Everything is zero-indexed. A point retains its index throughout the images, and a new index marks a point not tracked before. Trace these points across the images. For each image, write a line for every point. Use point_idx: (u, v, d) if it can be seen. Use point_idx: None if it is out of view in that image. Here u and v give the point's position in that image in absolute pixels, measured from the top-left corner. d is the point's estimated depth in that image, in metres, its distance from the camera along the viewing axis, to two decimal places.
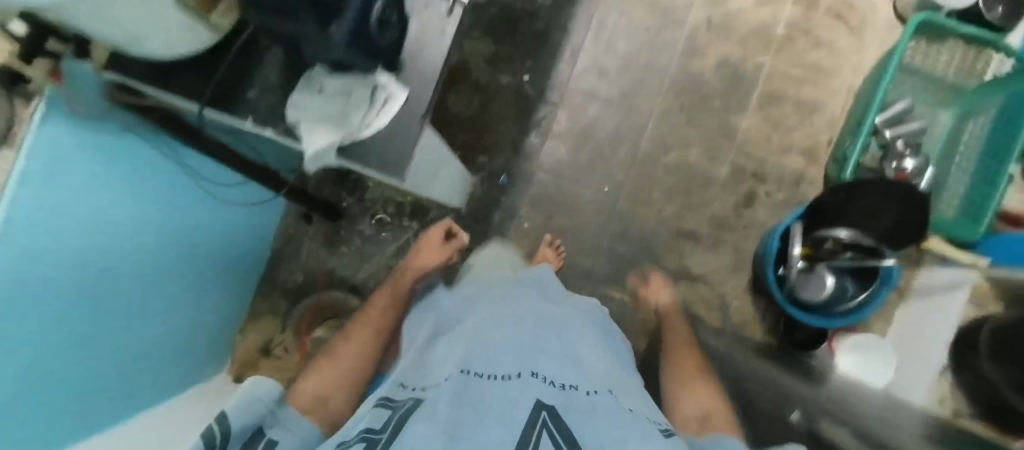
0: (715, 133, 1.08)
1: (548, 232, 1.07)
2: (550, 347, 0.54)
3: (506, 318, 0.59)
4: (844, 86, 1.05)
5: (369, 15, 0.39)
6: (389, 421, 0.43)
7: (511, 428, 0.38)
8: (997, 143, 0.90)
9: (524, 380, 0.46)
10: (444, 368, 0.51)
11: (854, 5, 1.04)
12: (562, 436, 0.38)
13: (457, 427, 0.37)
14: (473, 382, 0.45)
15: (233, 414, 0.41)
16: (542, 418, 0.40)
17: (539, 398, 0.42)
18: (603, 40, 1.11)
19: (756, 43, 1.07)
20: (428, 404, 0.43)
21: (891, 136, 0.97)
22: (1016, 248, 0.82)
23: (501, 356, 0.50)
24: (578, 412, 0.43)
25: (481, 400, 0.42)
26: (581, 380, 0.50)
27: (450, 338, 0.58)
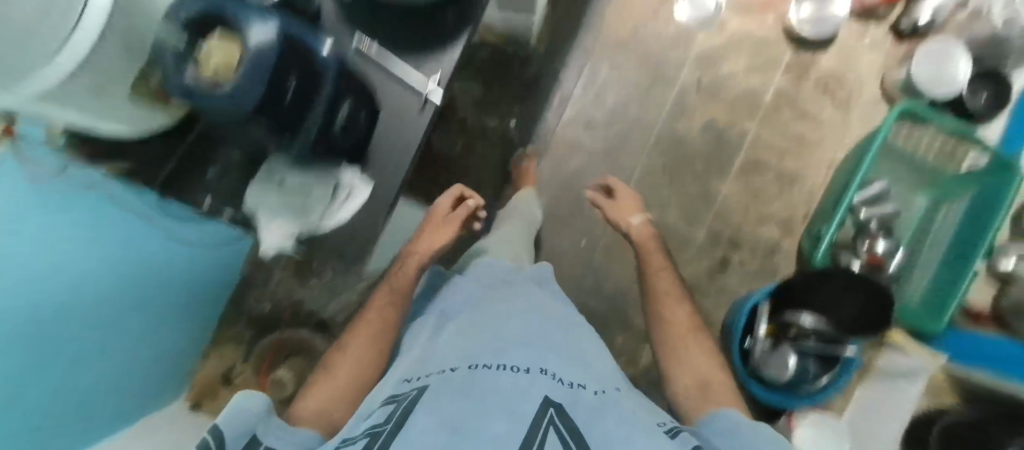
0: (696, 196, 1.10)
1: None
2: (556, 344, 0.56)
3: (515, 312, 0.61)
4: (825, 160, 1.08)
5: (331, 120, 0.44)
6: (394, 413, 0.44)
7: (519, 423, 0.40)
8: (966, 236, 0.97)
9: (532, 374, 0.48)
10: (451, 355, 0.53)
11: (842, 81, 1.07)
12: (567, 432, 0.41)
13: (462, 421, 0.40)
14: (481, 374, 0.47)
15: (225, 425, 0.41)
16: (548, 415, 0.42)
17: (547, 394, 0.44)
18: (593, 90, 1.11)
19: (743, 108, 1.09)
20: (436, 392, 0.45)
21: (866, 216, 1.05)
22: (976, 348, 0.91)
23: (512, 349, 0.52)
24: (585, 410, 0.45)
25: (487, 394, 0.44)
26: (590, 380, 0.51)
27: (455, 328, 0.60)
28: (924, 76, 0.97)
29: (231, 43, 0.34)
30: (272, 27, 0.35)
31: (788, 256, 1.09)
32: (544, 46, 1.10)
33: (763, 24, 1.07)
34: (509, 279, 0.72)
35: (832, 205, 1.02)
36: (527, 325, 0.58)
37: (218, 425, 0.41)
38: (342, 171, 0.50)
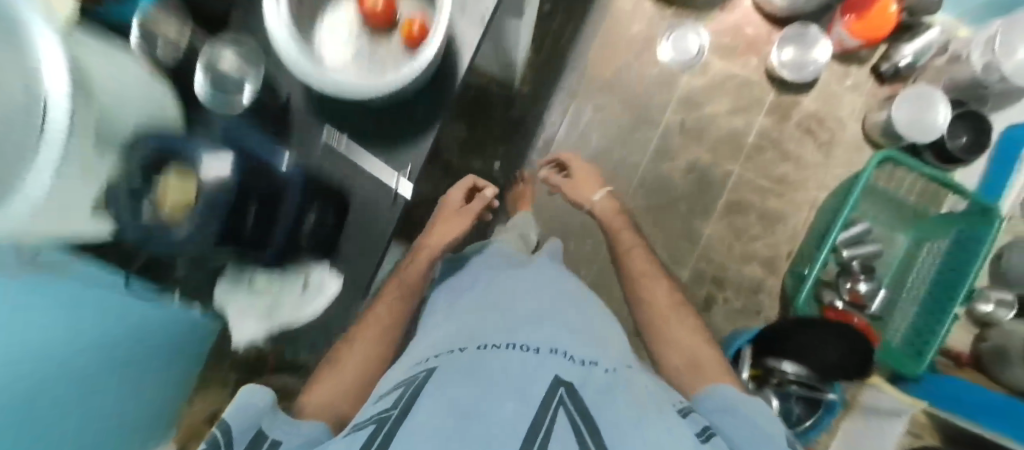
0: (680, 235, 1.10)
1: None
2: (567, 323, 0.54)
3: (522, 295, 0.59)
4: (807, 200, 1.09)
5: (298, 225, 0.48)
6: (402, 397, 0.42)
7: (528, 406, 0.38)
8: (945, 278, 0.97)
9: (541, 355, 0.46)
10: (462, 337, 0.51)
11: (824, 122, 1.08)
12: (577, 413, 0.39)
13: (471, 409, 0.38)
14: (489, 356, 0.46)
15: (231, 419, 0.42)
16: (558, 395, 0.40)
17: (556, 375, 0.43)
18: (577, 131, 1.12)
19: (726, 150, 1.10)
20: (446, 374, 0.44)
21: (848, 256, 1.04)
22: (951, 393, 0.90)
23: (519, 332, 0.50)
24: (595, 390, 0.42)
25: (496, 378, 0.42)
26: (602, 356, 0.49)
27: (464, 312, 0.59)
28: (903, 121, 0.98)
29: (185, 181, 0.39)
30: (221, 157, 0.40)
31: (772, 294, 1.09)
32: (528, 88, 1.12)
33: (745, 67, 1.09)
34: (517, 262, 0.71)
35: (814, 245, 1.02)
36: (536, 305, 0.56)
37: (225, 420, 0.42)
38: (312, 269, 0.51)
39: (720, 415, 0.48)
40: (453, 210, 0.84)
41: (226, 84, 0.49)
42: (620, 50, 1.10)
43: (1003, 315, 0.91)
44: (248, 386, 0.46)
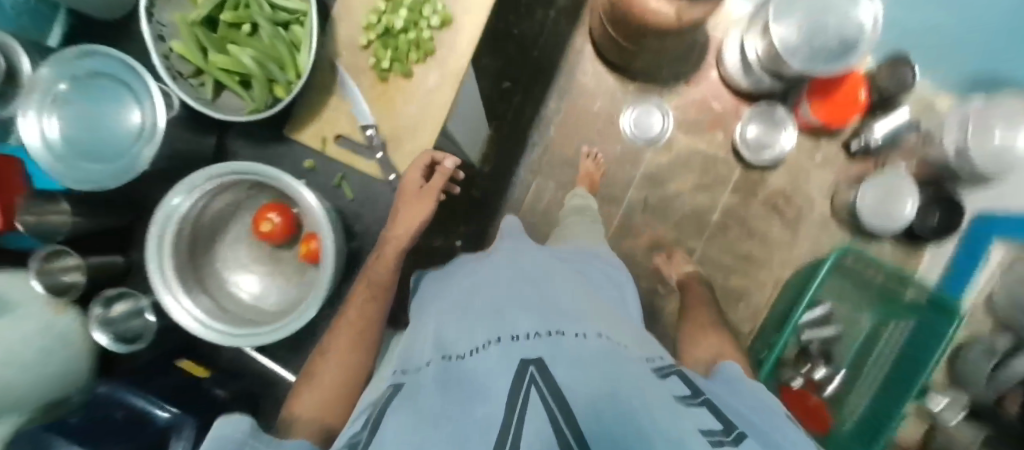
0: (643, 313, 1.09)
1: None
2: (533, 295, 0.44)
3: (484, 282, 0.49)
4: (771, 278, 1.07)
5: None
6: (367, 422, 0.32)
7: (493, 403, 0.27)
8: (905, 368, 0.92)
9: (503, 342, 0.35)
10: (423, 350, 0.42)
11: (791, 198, 1.05)
12: (553, 388, 0.27)
13: (441, 420, 0.27)
14: (452, 365, 0.35)
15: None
16: (529, 374, 0.29)
17: (522, 357, 0.31)
18: (539, 209, 1.09)
19: (689, 227, 1.07)
20: (408, 394, 0.33)
21: (807, 338, 1.01)
22: None
23: (478, 324, 0.40)
24: (570, 356, 0.31)
25: (468, 384, 0.31)
26: (566, 320, 0.38)
27: (431, 314, 0.50)
28: (868, 208, 0.95)
29: None
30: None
31: None
32: (490, 166, 1.09)
33: (710, 143, 1.06)
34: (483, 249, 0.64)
35: (774, 332, 1.01)
36: (500, 287, 0.46)
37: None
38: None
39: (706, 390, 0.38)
40: (411, 188, 0.57)
41: (121, 327, 0.81)
42: (583, 126, 1.08)
43: (948, 420, 0.86)
44: (222, 418, 0.33)
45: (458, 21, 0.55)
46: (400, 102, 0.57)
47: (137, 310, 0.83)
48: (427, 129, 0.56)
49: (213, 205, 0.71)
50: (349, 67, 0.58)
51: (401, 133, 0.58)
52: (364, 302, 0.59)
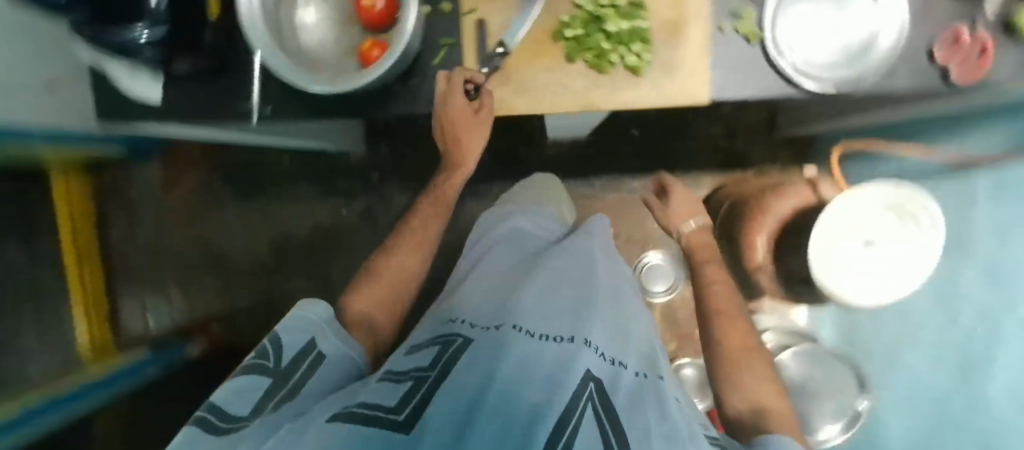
0: None
1: (338, 233, 1.17)
2: (603, 313, 0.44)
3: (567, 272, 0.49)
4: None
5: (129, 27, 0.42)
6: (438, 360, 0.34)
7: (557, 392, 0.29)
8: None
9: (575, 345, 0.36)
10: (494, 311, 0.42)
11: None
12: (608, 416, 0.29)
13: (514, 390, 0.28)
14: (517, 335, 0.36)
15: (286, 339, 0.41)
16: (588, 391, 0.30)
17: (589, 368, 0.33)
18: None
19: None
20: (476, 349, 0.35)
21: None
22: None
23: (553, 316, 0.41)
24: (625, 394, 0.33)
25: (536, 363, 0.32)
26: (626, 354, 0.40)
27: (513, 275, 0.51)
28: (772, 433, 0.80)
29: None
30: None
31: None
32: (555, 156, 1.04)
33: (662, 343, 1.06)
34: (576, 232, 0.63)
35: None
36: (575, 289, 0.46)
37: (275, 334, 0.42)
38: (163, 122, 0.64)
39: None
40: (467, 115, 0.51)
41: None
42: (628, 225, 1.06)
43: None
44: (304, 301, 0.46)
45: (643, 81, 0.46)
46: (526, 69, 0.48)
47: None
48: (520, 108, 0.49)
49: None
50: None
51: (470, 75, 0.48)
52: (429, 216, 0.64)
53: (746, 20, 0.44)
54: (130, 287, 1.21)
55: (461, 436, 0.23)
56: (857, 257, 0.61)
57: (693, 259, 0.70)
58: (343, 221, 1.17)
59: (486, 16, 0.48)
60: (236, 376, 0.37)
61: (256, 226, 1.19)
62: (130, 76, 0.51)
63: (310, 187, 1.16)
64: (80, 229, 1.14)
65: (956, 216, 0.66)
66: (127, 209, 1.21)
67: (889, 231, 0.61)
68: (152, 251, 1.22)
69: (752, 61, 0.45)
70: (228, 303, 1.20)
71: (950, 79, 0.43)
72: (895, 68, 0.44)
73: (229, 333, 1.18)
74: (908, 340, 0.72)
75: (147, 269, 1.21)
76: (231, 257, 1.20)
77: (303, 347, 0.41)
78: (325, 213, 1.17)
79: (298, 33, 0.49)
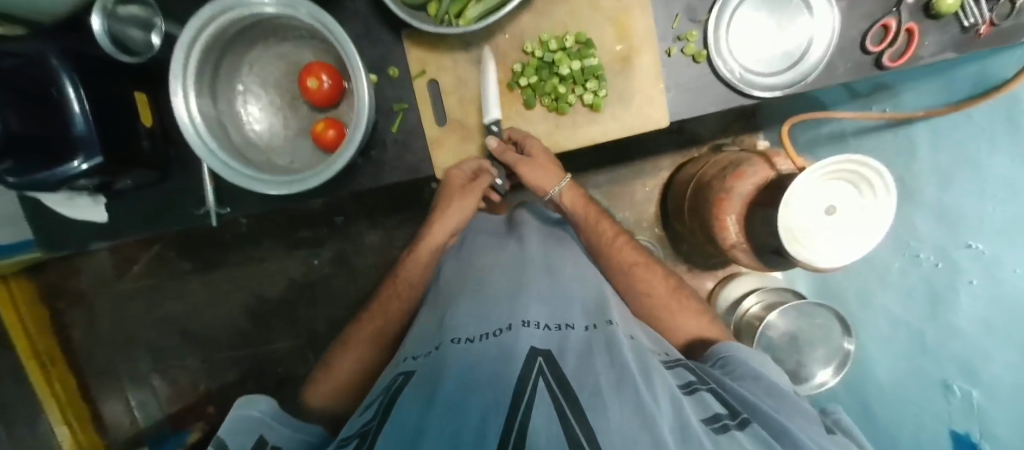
0: None
1: (316, 281, 1.14)
2: (539, 289, 0.50)
3: (499, 268, 0.54)
4: None
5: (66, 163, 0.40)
6: (379, 405, 0.38)
7: (503, 389, 0.33)
8: None
9: (513, 330, 0.42)
10: (433, 336, 0.47)
11: None
12: (557, 379, 0.35)
13: (465, 397, 0.33)
14: (456, 349, 0.41)
15: (229, 439, 0.42)
16: (538, 365, 0.36)
17: (533, 346, 0.39)
18: None
19: None
20: (419, 378, 0.39)
21: None
22: None
23: (489, 311, 0.46)
24: (575, 355, 0.39)
25: (480, 366, 0.37)
26: (570, 316, 0.47)
27: (450, 286, 0.55)
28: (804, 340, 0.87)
29: None
30: None
31: None
32: None
33: None
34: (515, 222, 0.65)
35: None
36: (508, 280, 0.51)
37: (223, 441, 0.41)
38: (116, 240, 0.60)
39: (753, 376, 0.46)
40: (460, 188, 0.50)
41: None
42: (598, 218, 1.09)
43: None
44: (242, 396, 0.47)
45: (602, 116, 0.47)
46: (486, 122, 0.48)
47: (144, 21, 0.46)
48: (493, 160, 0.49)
49: (263, 28, 0.44)
50: (495, 51, 0.47)
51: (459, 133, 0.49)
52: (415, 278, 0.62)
53: (691, 41, 0.46)
54: (108, 389, 1.16)
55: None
56: (818, 225, 0.65)
57: (583, 218, 0.62)
58: (318, 269, 1.14)
59: (435, 76, 0.47)
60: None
61: (227, 294, 1.15)
62: (68, 203, 0.49)
63: (275, 242, 1.13)
64: (35, 336, 1.08)
65: (898, 167, 0.71)
66: (81, 301, 1.14)
67: (846, 196, 0.65)
68: (121, 343, 1.16)
69: (702, 79, 0.47)
70: (217, 377, 1.16)
71: (882, 63, 0.46)
72: (833, 64, 0.47)
73: (224, 406, 1.15)
74: (884, 283, 0.77)
75: (119, 362, 1.16)
76: (209, 329, 1.16)
77: (252, 446, 0.42)
78: (299, 263, 1.14)
79: (249, 129, 0.47)
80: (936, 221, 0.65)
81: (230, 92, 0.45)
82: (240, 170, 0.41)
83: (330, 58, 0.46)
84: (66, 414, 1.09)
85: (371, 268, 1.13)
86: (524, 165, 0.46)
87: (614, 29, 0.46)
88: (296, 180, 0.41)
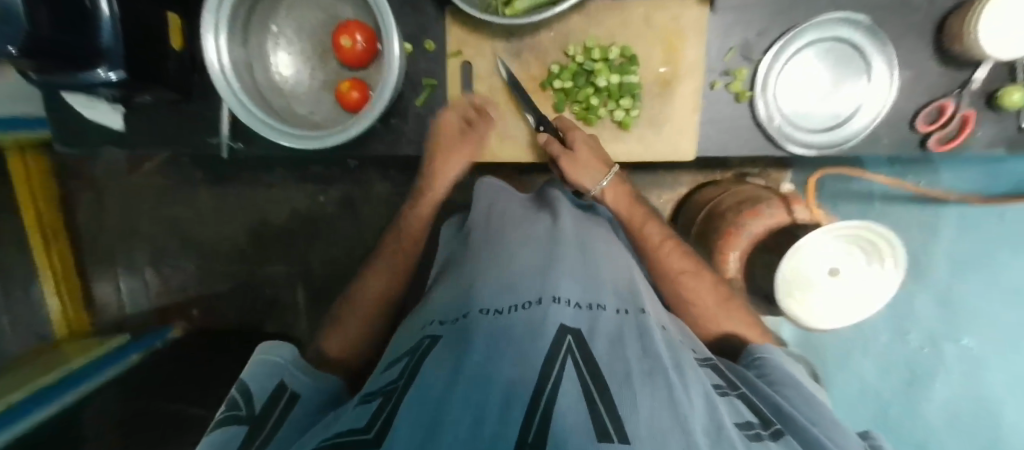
0: None
1: (318, 219, 1.15)
2: (572, 263, 0.43)
3: (534, 234, 0.47)
4: None
5: (90, 72, 0.40)
6: (403, 369, 0.33)
7: (527, 365, 0.28)
8: None
9: (542, 306, 0.35)
10: (460, 298, 0.41)
11: None
12: (590, 364, 0.29)
13: (488, 368, 0.27)
14: (481, 321, 0.34)
15: (250, 381, 0.39)
16: (567, 345, 0.30)
17: (563, 323, 0.33)
18: None
19: None
20: (443, 344, 0.33)
21: None
22: None
23: (518, 280, 0.40)
24: (606, 338, 0.33)
25: (510, 339, 0.31)
26: (602, 297, 0.40)
27: (479, 247, 0.48)
28: None
29: None
30: None
31: None
32: None
33: None
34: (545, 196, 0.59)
35: None
36: (541, 248, 0.45)
37: (245, 385, 0.39)
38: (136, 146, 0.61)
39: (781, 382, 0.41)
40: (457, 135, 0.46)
41: None
42: None
43: None
44: (264, 344, 0.45)
45: (630, 136, 0.46)
46: (510, 115, 0.47)
47: None
48: (526, 156, 0.48)
49: None
50: (536, 46, 0.45)
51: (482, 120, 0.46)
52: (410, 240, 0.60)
53: (737, 79, 0.44)
54: (104, 273, 1.21)
55: (435, 440, 0.21)
56: (825, 288, 0.64)
57: (627, 220, 0.55)
58: (322, 206, 1.14)
59: (470, 58, 0.46)
60: (210, 433, 0.33)
61: (232, 211, 1.17)
62: (87, 104, 0.50)
63: (286, 172, 1.13)
64: (43, 211, 1.10)
65: None
66: (91, 186, 1.16)
67: (853, 263, 0.64)
68: (123, 234, 1.20)
69: (739, 120, 0.45)
70: (208, 286, 1.20)
71: (926, 144, 0.44)
72: (877, 135, 0.45)
73: (210, 315, 1.20)
74: None
75: (122, 252, 1.20)
76: (209, 240, 1.19)
77: (274, 390, 0.39)
78: (305, 197, 1.14)
79: (275, 73, 0.46)
80: (932, 305, 0.66)
81: (263, 31, 0.45)
82: (259, 116, 0.41)
83: (367, 16, 0.45)
84: (60, 291, 1.15)
85: (373, 217, 1.13)
86: (567, 161, 0.43)
87: (662, 50, 0.44)
88: (311, 138, 0.42)
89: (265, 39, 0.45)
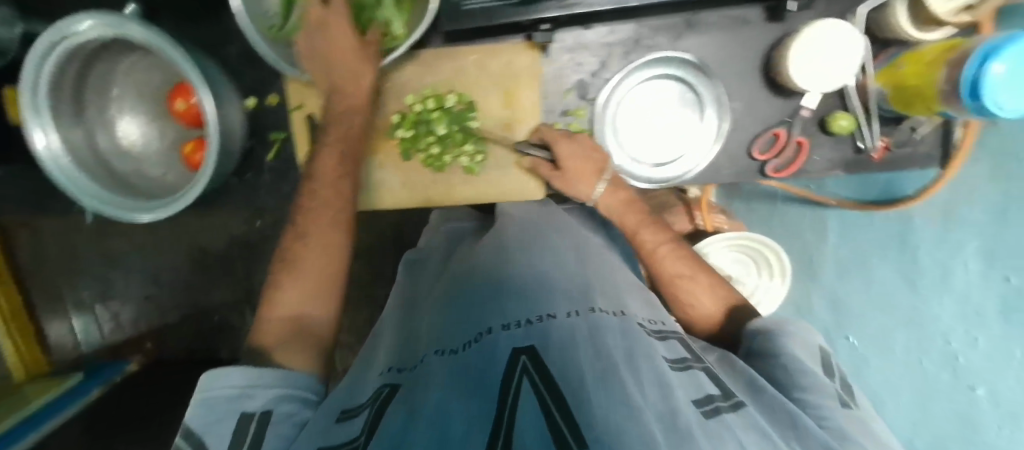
0: None
1: (259, 243, 1.15)
2: (530, 266, 0.36)
3: (497, 242, 0.41)
4: None
5: None
6: (362, 420, 0.27)
7: (483, 402, 0.23)
8: None
9: (493, 333, 0.28)
10: (413, 344, 0.36)
11: None
12: (546, 381, 0.23)
13: (444, 420, 0.22)
14: (433, 367, 0.28)
15: (201, 425, 0.29)
16: (520, 368, 0.24)
17: (513, 342, 0.27)
18: None
19: None
20: (403, 393, 0.28)
21: None
22: None
23: (470, 307, 0.33)
24: (558, 341, 0.26)
25: (463, 381, 0.25)
26: (565, 294, 0.32)
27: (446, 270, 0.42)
28: None
29: None
30: None
31: None
32: None
33: None
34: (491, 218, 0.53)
35: None
36: (501, 255, 0.38)
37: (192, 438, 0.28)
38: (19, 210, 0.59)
39: (757, 361, 0.37)
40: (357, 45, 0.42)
41: None
42: None
43: None
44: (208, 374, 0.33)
45: (478, 179, 0.48)
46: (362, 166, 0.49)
47: None
48: (383, 201, 0.49)
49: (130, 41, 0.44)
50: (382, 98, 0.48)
51: (352, 157, 0.45)
52: (345, 178, 0.43)
53: (577, 118, 0.47)
54: (54, 311, 1.20)
55: None
56: None
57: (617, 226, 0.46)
58: (260, 230, 1.14)
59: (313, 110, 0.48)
60: None
61: (173, 240, 1.16)
62: None
63: None
64: None
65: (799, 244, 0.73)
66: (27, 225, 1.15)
67: (744, 274, 0.66)
68: (66, 270, 1.18)
69: None
70: (159, 316, 1.20)
71: (765, 171, 0.46)
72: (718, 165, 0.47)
73: (164, 344, 1.21)
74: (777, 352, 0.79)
75: (67, 289, 1.19)
76: (154, 271, 1.19)
77: (235, 428, 0.29)
78: (242, 222, 1.14)
79: (121, 137, 0.48)
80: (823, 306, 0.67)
81: (103, 97, 0.47)
82: (97, 191, 0.41)
83: None
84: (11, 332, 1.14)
85: None
86: (558, 180, 0.45)
87: (500, 97, 0.47)
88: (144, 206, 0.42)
89: (110, 107, 0.47)
